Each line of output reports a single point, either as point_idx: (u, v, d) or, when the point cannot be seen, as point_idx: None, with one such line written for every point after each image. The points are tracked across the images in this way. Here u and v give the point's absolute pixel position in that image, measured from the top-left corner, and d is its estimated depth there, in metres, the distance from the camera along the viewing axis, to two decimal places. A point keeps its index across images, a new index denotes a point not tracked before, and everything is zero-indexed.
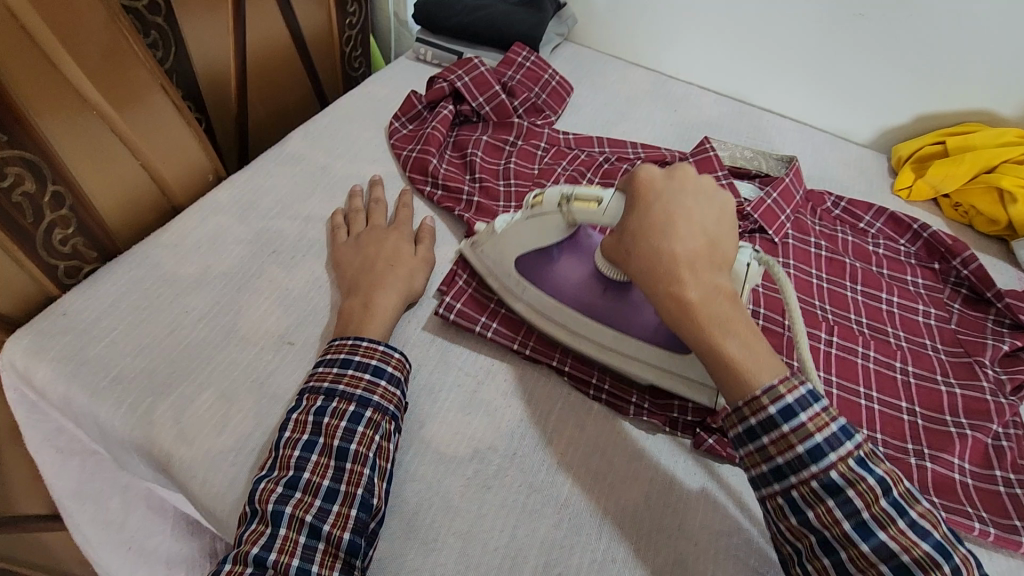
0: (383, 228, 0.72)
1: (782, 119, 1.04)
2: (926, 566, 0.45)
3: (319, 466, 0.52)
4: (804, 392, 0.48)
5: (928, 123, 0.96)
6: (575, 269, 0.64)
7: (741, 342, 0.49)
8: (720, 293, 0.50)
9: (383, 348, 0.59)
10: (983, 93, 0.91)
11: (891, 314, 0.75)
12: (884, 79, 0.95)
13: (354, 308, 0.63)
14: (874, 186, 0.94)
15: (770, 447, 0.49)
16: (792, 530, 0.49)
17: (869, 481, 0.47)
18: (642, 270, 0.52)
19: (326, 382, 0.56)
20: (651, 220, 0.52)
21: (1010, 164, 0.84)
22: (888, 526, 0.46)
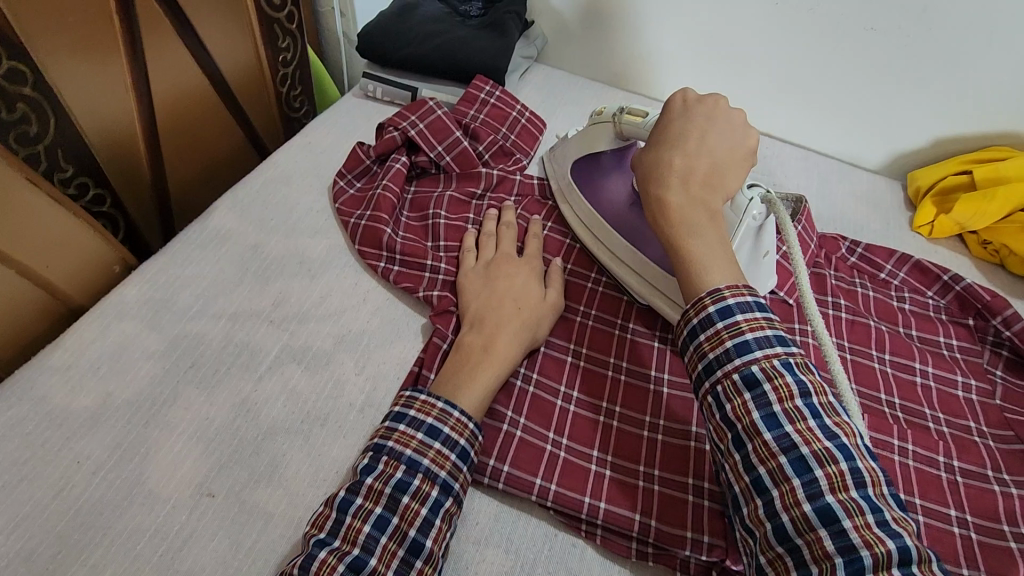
0: (513, 258, 0.66)
1: (782, 144, 0.92)
2: (823, 460, 0.41)
3: (374, 494, 0.48)
4: (750, 300, 0.47)
5: (945, 147, 0.86)
6: (617, 183, 0.72)
7: (706, 242, 0.51)
8: (704, 207, 0.53)
9: (456, 459, 0.51)
10: (1011, 113, 0.80)
11: (926, 389, 0.65)
12: (896, 98, 0.84)
13: (473, 345, 0.58)
14: (890, 222, 0.83)
15: (706, 345, 0.48)
16: (716, 432, 0.47)
17: (787, 379, 0.44)
18: (645, 170, 0.57)
19: (410, 450, 0.50)
20: (669, 134, 0.58)
21: None
22: (797, 422, 0.43)
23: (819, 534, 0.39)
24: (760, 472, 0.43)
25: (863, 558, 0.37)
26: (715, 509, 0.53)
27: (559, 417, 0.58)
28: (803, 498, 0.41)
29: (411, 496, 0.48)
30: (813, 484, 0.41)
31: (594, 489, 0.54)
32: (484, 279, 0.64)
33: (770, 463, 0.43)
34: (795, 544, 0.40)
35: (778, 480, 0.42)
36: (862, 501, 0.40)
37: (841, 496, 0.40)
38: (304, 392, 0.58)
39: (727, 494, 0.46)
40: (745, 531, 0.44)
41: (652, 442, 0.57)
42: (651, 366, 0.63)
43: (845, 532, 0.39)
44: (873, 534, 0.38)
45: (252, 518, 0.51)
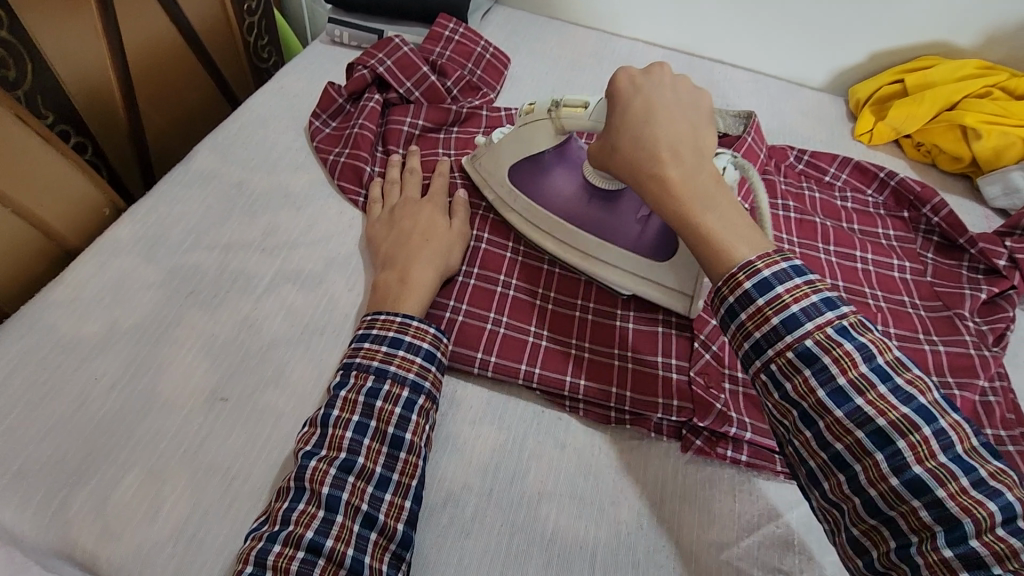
0: (417, 201, 0.69)
1: (734, 70, 0.98)
2: (904, 429, 0.41)
3: (349, 404, 0.52)
4: (785, 267, 0.46)
5: (883, 60, 0.92)
6: (562, 179, 0.68)
7: (718, 213, 0.50)
8: (700, 169, 0.53)
9: (420, 362, 0.55)
10: (939, 23, 0.86)
11: (867, 273, 0.72)
12: (837, 17, 0.89)
13: (389, 282, 0.61)
14: (834, 133, 0.89)
15: (748, 325, 0.47)
16: (778, 410, 0.47)
17: (846, 347, 0.44)
18: (628, 146, 0.55)
19: (377, 360, 0.54)
20: (632, 111, 0.56)
21: (972, 99, 0.80)
22: (867, 392, 0.43)
23: (913, 505, 0.41)
24: (838, 450, 0.43)
25: (965, 525, 0.39)
26: (682, 379, 0.60)
27: (539, 314, 0.64)
28: (890, 475, 0.41)
29: (384, 400, 0.52)
30: (898, 457, 0.41)
31: (574, 370, 0.60)
32: (389, 226, 0.67)
33: (847, 439, 0.43)
34: (890, 517, 0.41)
35: (859, 455, 0.43)
36: (951, 464, 0.40)
37: (928, 462, 0.41)
38: (300, 308, 0.63)
39: (800, 467, 0.47)
40: (828, 504, 0.45)
41: (624, 329, 0.64)
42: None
43: (940, 501, 0.40)
44: (970, 499, 0.39)
45: (264, 416, 0.55)
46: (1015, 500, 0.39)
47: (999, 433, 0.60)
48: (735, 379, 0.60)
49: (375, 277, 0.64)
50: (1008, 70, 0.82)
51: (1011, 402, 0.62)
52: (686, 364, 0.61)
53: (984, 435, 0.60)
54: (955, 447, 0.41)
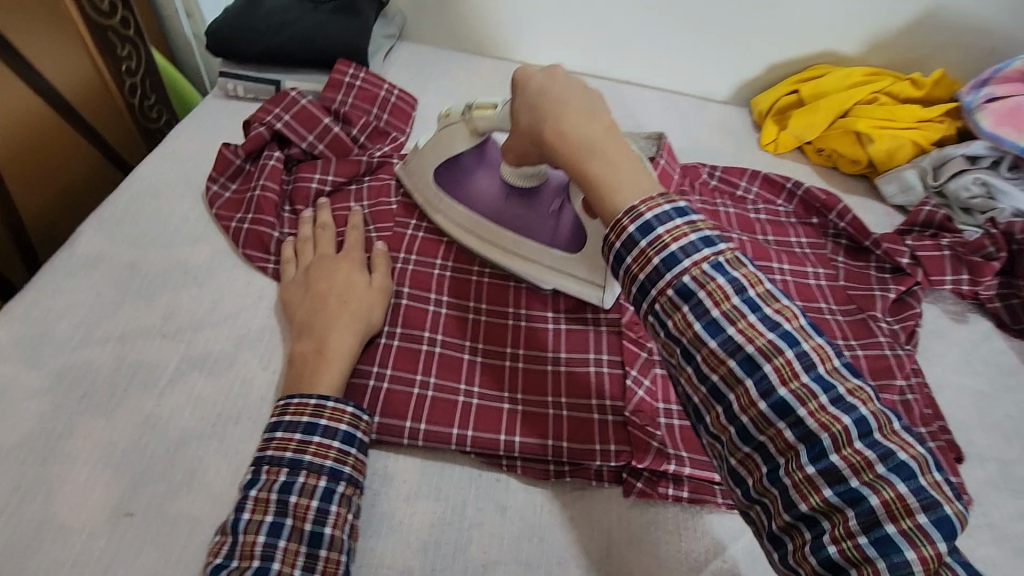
0: (333, 257, 0.65)
1: (642, 89, 0.99)
2: (769, 353, 0.38)
3: (261, 504, 0.48)
4: (667, 208, 0.42)
5: (777, 71, 0.95)
6: (483, 180, 0.72)
7: (610, 162, 0.47)
8: (598, 127, 0.49)
9: (338, 445, 0.52)
10: (825, 33, 0.90)
11: (784, 284, 0.73)
12: (730, 33, 0.92)
13: (307, 353, 0.57)
14: (742, 145, 0.92)
15: (634, 268, 0.42)
16: (663, 349, 0.42)
17: (718, 281, 0.40)
18: (528, 121, 0.55)
19: (290, 452, 0.51)
20: (528, 88, 0.55)
21: (862, 106, 0.84)
22: (737, 322, 0.39)
23: (779, 428, 0.38)
24: (714, 382, 0.39)
25: (823, 442, 0.37)
26: (618, 420, 0.59)
27: (468, 369, 0.62)
28: (759, 399, 0.38)
29: (299, 496, 0.49)
30: (763, 381, 0.38)
31: (507, 427, 0.58)
32: (303, 291, 0.63)
33: (720, 370, 0.39)
34: (759, 442, 0.38)
35: (731, 385, 0.39)
36: (815, 386, 0.37)
37: (792, 385, 0.38)
38: (210, 397, 0.58)
39: (685, 405, 0.43)
40: (710, 436, 0.42)
41: (556, 374, 0.63)
42: (546, 308, 0.68)
43: (802, 420, 0.37)
44: (828, 416, 0.37)
45: (176, 527, 0.51)
46: (872, 415, 0.37)
47: (920, 432, 0.62)
48: (669, 412, 0.61)
49: (291, 348, 0.59)
50: (894, 74, 0.85)
51: (927, 397, 0.65)
52: (619, 403, 0.60)
53: None
54: (821, 368, 0.38)
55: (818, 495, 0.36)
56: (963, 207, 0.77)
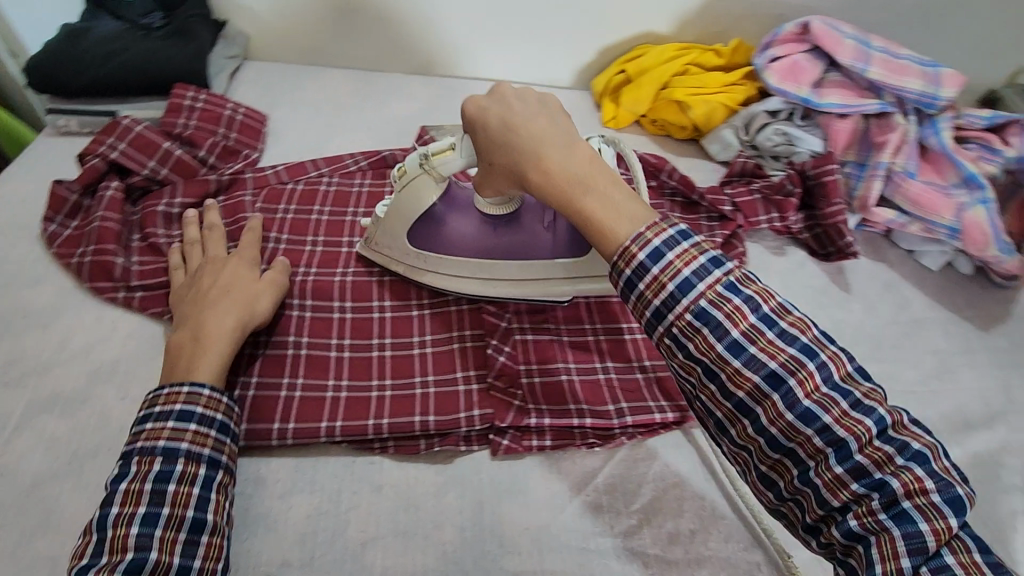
0: (221, 257, 0.66)
1: (492, 85, 1.05)
2: (792, 368, 0.42)
3: (133, 496, 0.47)
4: (673, 233, 0.46)
5: (608, 54, 1.04)
6: (459, 223, 0.67)
7: (599, 192, 0.49)
8: (579, 158, 0.51)
9: (217, 435, 0.53)
10: (641, 17, 0.98)
11: None
12: (559, 24, 0.99)
13: (184, 340, 0.57)
14: (586, 125, 0.99)
15: (647, 294, 0.45)
16: (682, 369, 0.46)
17: (734, 301, 0.44)
18: (504, 159, 0.55)
19: (164, 441, 0.50)
20: (489, 125, 0.55)
21: (677, 78, 0.94)
22: (758, 340, 0.43)
23: (808, 435, 0.42)
24: (740, 398, 0.43)
25: (850, 444, 0.41)
26: (482, 387, 0.63)
27: (335, 365, 0.64)
28: (785, 410, 0.42)
29: (177, 484, 0.49)
30: (790, 394, 0.42)
31: (376, 411, 0.60)
32: (189, 286, 0.63)
33: (746, 386, 0.43)
34: (791, 449, 0.42)
35: (759, 399, 0.43)
36: (833, 392, 0.42)
37: (814, 395, 0.42)
38: (63, 436, 0.57)
39: (706, 420, 0.47)
40: (737, 447, 0.45)
41: (422, 355, 0.66)
42: (411, 295, 0.71)
43: (829, 427, 0.41)
44: (851, 420, 0.41)
45: (35, 569, 0.49)
46: (887, 414, 0.42)
47: None
48: (529, 373, 0.66)
49: (168, 340, 0.59)
50: (700, 47, 0.95)
51: None
52: (482, 371, 0.65)
53: None
54: (836, 375, 0.43)
55: (847, 489, 0.41)
56: (772, 155, 0.87)
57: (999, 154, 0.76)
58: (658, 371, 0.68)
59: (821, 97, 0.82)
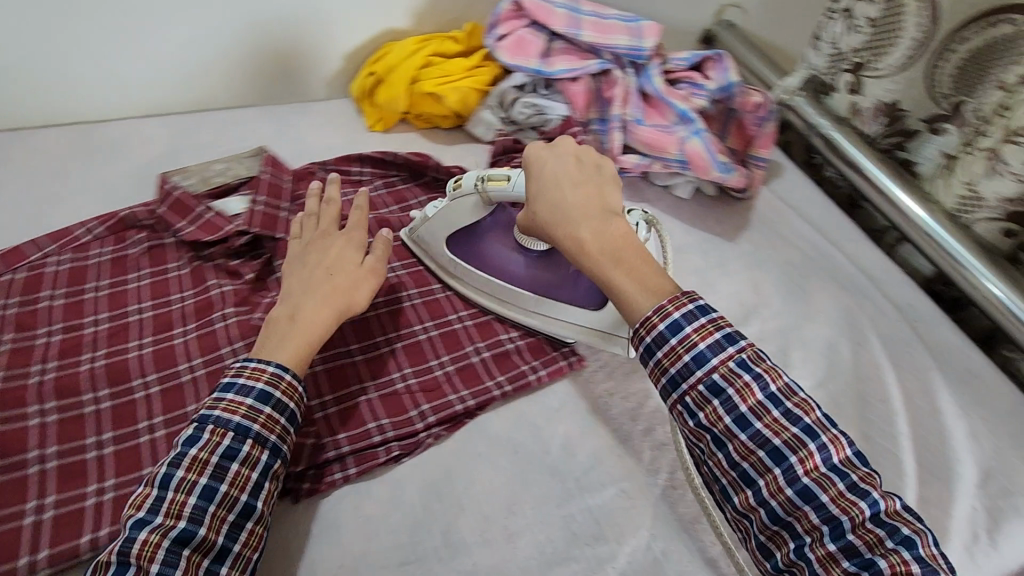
0: (324, 235, 0.69)
1: (242, 111, 0.98)
2: (794, 447, 0.49)
3: (199, 464, 0.51)
4: (691, 308, 0.53)
5: (353, 58, 1.01)
6: (497, 243, 0.74)
7: (626, 265, 0.58)
8: (613, 233, 0.60)
9: (283, 422, 0.55)
10: (374, 15, 0.97)
11: None
12: (292, 36, 0.95)
13: (280, 318, 0.61)
14: (350, 134, 0.98)
15: (665, 361, 0.54)
16: (692, 435, 0.54)
17: (744, 378, 0.51)
18: (541, 212, 0.63)
19: (238, 416, 0.54)
20: (541, 178, 0.64)
21: (424, 70, 0.94)
22: (763, 418, 0.50)
23: (804, 511, 0.49)
24: (745, 468, 0.51)
25: (843, 522, 0.48)
26: None
27: (94, 467, 0.58)
28: (785, 485, 0.49)
29: (240, 463, 0.52)
30: (790, 470, 0.49)
31: None
32: (303, 253, 0.67)
33: (750, 458, 0.50)
34: (787, 522, 0.49)
35: (761, 471, 0.50)
36: (831, 474, 0.49)
37: (813, 473, 0.49)
38: None
39: (713, 484, 0.54)
40: (739, 514, 0.52)
41: None
42: (179, 360, 0.65)
43: (824, 504, 0.48)
44: (846, 501, 0.48)
45: None
46: (881, 499, 0.48)
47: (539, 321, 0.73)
48: (324, 404, 0.63)
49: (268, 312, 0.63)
50: (439, 36, 0.97)
51: None
52: None
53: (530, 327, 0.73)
54: (834, 457, 0.49)
55: (839, 566, 0.47)
56: (529, 126, 0.92)
57: (703, 88, 0.87)
58: (456, 363, 0.68)
59: (551, 65, 0.87)
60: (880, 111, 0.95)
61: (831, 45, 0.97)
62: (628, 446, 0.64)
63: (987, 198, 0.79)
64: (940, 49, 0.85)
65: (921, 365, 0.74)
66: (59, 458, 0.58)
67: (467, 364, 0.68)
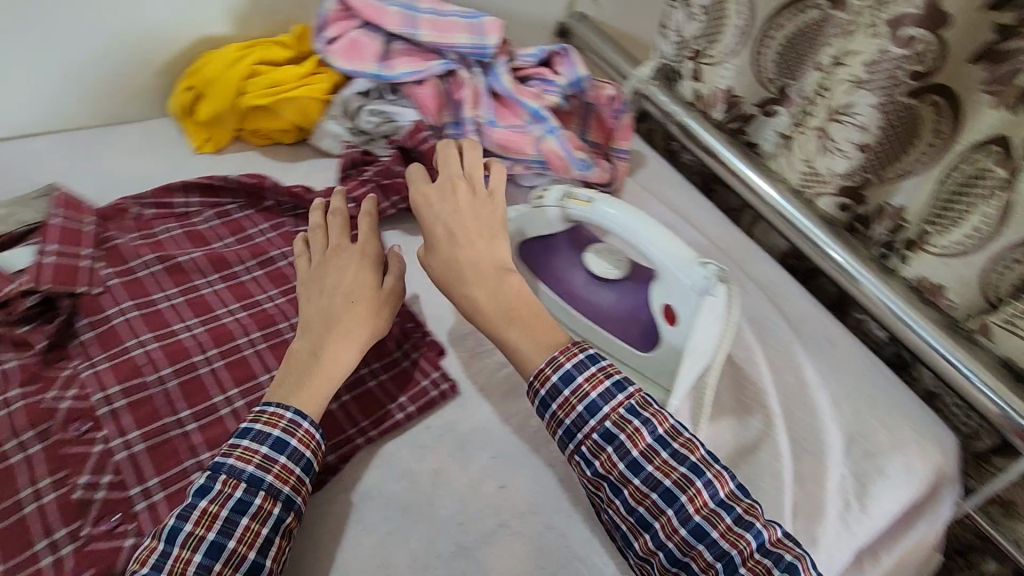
0: (348, 248, 0.64)
1: (33, 141, 0.82)
2: (683, 486, 0.51)
3: (207, 518, 0.49)
4: (582, 357, 0.56)
5: (169, 71, 0.89)
6: (564, 259, 0.72)
7: (520, 326, 0.59)
8: (507, 290, 0.60)
9: (299, 472, 0.53)
10: (183, 22, 0.85)
11: (255, 280, 0.71)
12: (85, 47, 0.81)
13: (300, 357, 0.57)
14: (174, 157, 0.85)
15: (559, 413, 0.55)
16: (590, 484, 0.54)
17: (635, 424, 0.53)
18: (434, 269, 0.62)
19: (253, 465, 0.51)
20: (434, 231, 0.62)
21: (251, 81, 0.83)
22: (654, 460, 0.52)
23: (699, 549, 0.50)
24: (641, 512, 0.52)
25: (734, 557, 0.49)
26: (77, 547, 0.50)
27: None
28: (679, 525, 0.51)
29: (251, 517, 0.50)
30: (683, 510, 0.51)
31: None
32: (312, 282, 0.62)
33: (645, 501, 0.52)
34: (686, 562, 0.50)
35: (656, 514, 0.51)
36: (718, 509, 0.51)
37: (703, 510, 0.51)
38: None
39: (614, 533, 0.54)
40: (640, 559, 0.53)
41: None
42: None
43: (715, 540, 0.50)
44: (734, 534, 0.50)
45: None
46: (764, 529, 0.50)
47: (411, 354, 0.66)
48: (149, 491, 0.54)
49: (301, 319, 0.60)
50: (263, 42, 0.87)
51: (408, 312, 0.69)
52: (71, 526, 0.51)
53: (395, 357, 0.66)
54: (720, 492, 0.51)
55: None
56: (379, 137, 0.84)
57: (554, 84, 0.85)
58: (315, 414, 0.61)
59: (392, 68, 0.80)
60: (719, 98, 0.97)
61: (676, 34, 0.98)
62: (509, 471, 0.61)
63: (824, 174, 0.81)
64: (760, 35, 0.88)
65: (788, 343, 0.75)
66: (59, 490, 0.52)
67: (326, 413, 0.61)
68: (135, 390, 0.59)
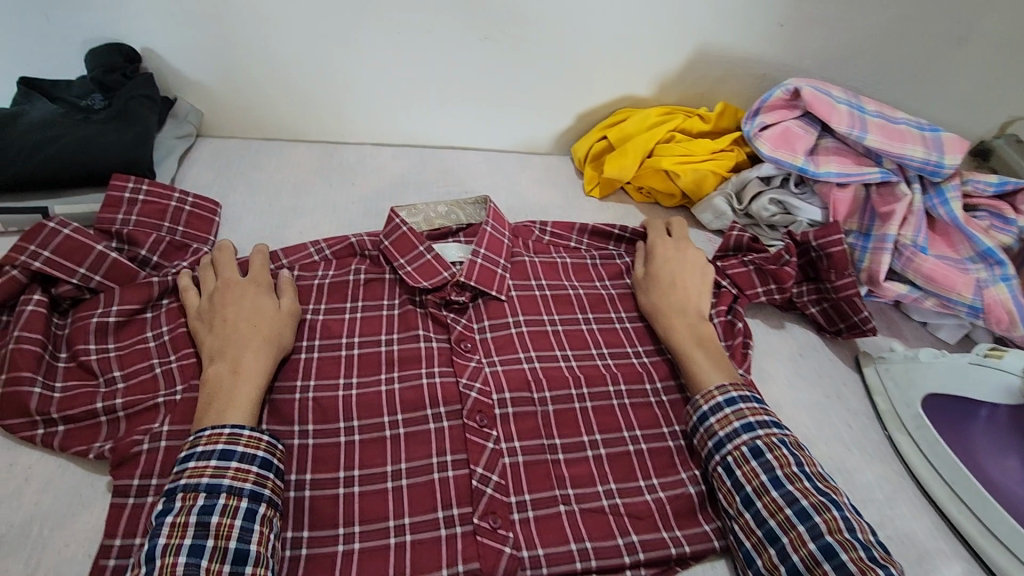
0: (237, 282, 0.65)
1: (467, 154, 0.98)
2: (819, 509, 0.53)
3: (178, 528, 0.48)
4: (750, 393, 0.61)
5: (587, 118, 0.98)
6: (992, 440, 0.62)
7: (707, 354, 0.65)
8: (702, 327, 0.68)
9: (256, 467, 0.52)
10: (621, 82, 0.93)
11: (626, 331, 0.73)
12: (538, 90, 0.93)
13: (220, 373, 0.57)
14: (568, 194, 0.94)
15: (715, 425, 0.59)
16: (724, 496, 0.57)
17: (784, 450, 0.57)
18: (647, 300, 0.71)
19: (207, 476, 0.50)
20: (655, 265, 0.73)
21: (662, 145, 0.88)
22: (796, 482, 0.55)
23: (823, 568, 0.50)
24: (771, 525, 0.53)
25: None
26: (467, 531, 0.56)
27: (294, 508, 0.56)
28: (809, 540, 0.51)
29: (220, 514, 0.49)
30: (814, 528, 0.52)
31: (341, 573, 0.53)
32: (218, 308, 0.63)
33: (778, 515, 0.53)
34: None
35: (787, 528, 0.52)
36: (854, 541, 0.51)
37: (836, 535, 0.51)
38: None
39: (738, 557, 0.55)
40: None
41: (396, 489, 0.57)
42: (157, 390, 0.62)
43: (844, 564, 0.49)
44: (866, 564, 0.49)
45: None
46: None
47: None
48: (523, 505, 0.58)
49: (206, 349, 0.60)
50: (682, 112, 0.91)
51: None
52: (465, 509, 0.57)
53: None
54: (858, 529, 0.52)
55: None
56: (769, 225, 0.81)
57: (1011, 224, 0.73)
58: (667, 489, 0.60)
59: (818, 165, 0.77)
60: None
61: None
62: None
63: None
64: None
65: None
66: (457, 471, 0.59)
67: (680, 492, 0.60)
68: (523, 401, 0.64)
